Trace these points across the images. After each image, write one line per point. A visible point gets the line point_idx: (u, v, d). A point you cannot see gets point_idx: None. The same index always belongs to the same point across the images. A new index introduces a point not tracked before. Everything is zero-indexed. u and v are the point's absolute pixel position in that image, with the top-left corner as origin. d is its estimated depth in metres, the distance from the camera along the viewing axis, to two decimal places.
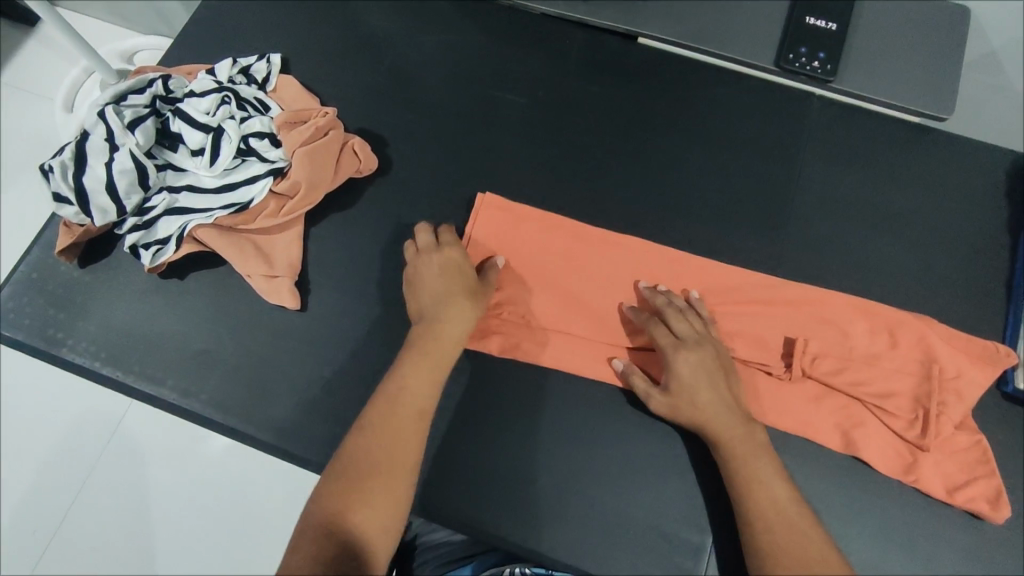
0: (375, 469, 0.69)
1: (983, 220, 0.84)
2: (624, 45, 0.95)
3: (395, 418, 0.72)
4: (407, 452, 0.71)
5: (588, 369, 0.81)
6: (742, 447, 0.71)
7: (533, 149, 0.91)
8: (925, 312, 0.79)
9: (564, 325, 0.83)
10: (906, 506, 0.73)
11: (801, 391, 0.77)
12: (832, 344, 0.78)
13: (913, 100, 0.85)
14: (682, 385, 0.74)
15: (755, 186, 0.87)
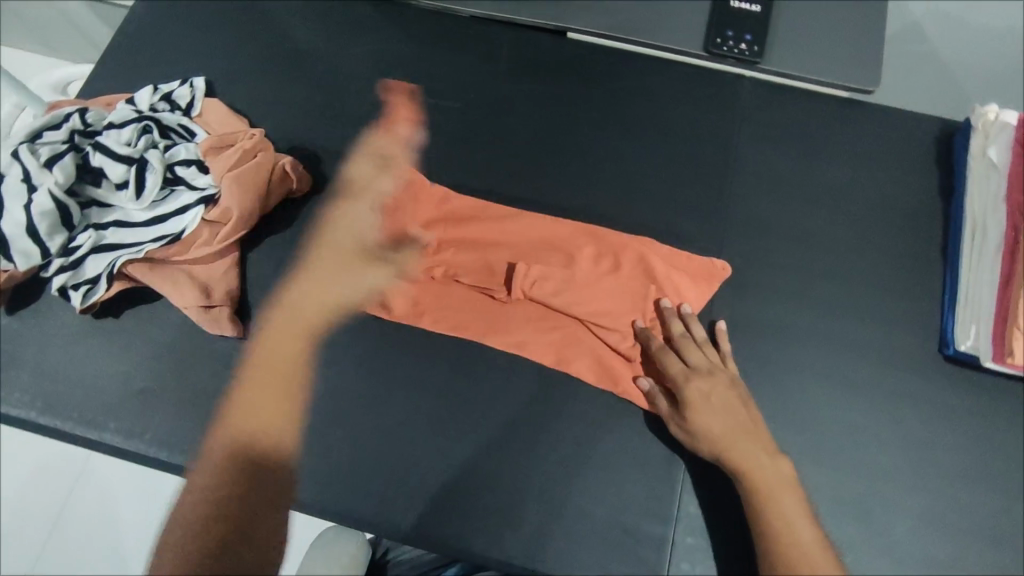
0: (233, 452, 0.67)
1: (917, 187, 0.81)
2: (551, 40, 0.87)
3: (246, 408, 0.70)
4: (260, 431, 0.68)
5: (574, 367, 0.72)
6: (770, 479, 0.63)
7: (464, 151, 0.82)
8: (865, 284, 0.77)
9: (542, 329, 0.74)
10: (902, 490, 0.70)
11: (523, 315, 0.75)
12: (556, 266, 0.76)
13: (840, 78, 0.83)
14: (704, 413, 0.66)
15: (695, 170, 0.81)
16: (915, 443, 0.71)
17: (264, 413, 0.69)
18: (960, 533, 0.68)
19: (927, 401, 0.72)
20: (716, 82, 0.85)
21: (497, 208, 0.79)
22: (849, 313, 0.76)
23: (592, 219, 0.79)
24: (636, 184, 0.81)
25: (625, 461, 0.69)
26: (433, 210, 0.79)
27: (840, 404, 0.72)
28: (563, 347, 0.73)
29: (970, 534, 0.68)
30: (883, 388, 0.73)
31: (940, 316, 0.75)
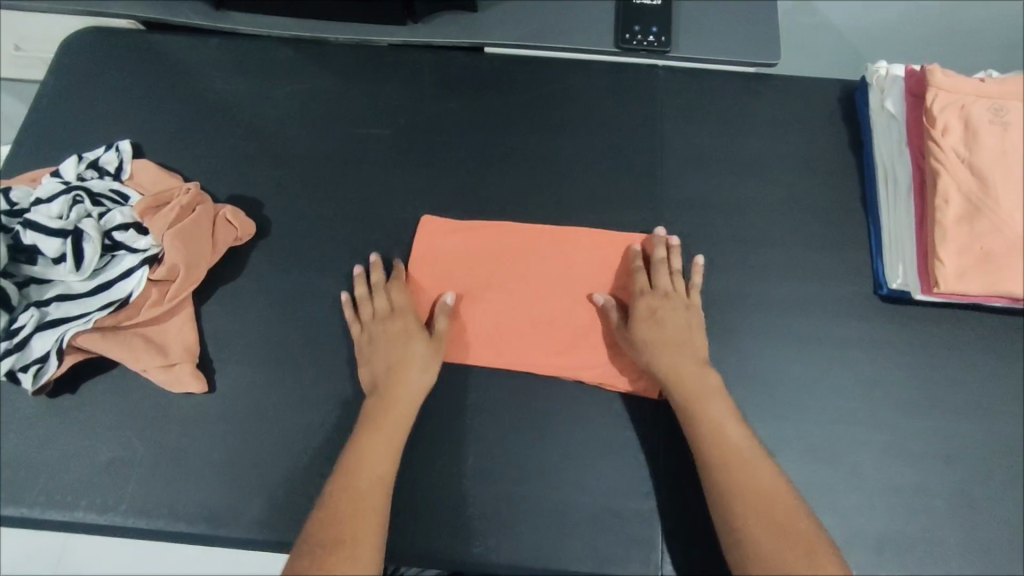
0: (334, 544, 0.60)
1: (829, 145, 0.87)
2: (470, 56, 0.91)
3: (373, 456, 0.66)
4: (372, 514, 0.63)
5: (555, 358, 0.75)
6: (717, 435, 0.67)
7: (402, 173, 0.84)
8: (797, 242, 0.82)
9: (538, 331, 0.76)
10: (860, 428, 0.74)
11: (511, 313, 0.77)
12: (564, 270, 0.79)
13: (743, 55, 0.89)
14: (651, 330, 0.72)
15: (624, 160, 0.85)
16: (866, 383, 0.76)
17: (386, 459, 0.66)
18: (919, 457, 0.73)
19: (871, 342, 0.77)
20: (631, 75, 0.89)
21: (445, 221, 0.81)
22: (788, 271, 0.80)
23: (536, 221, 0.82)
24: (572, 182, 0.84)
25: (598, 444, 0.72)
26: (380, 237, 0.81)
27: (793, 357, 0.77)
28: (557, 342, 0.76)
29: (929, 457, 0.73)
30: (829, 335, 0.78)
31: (871, 261, 0.81)
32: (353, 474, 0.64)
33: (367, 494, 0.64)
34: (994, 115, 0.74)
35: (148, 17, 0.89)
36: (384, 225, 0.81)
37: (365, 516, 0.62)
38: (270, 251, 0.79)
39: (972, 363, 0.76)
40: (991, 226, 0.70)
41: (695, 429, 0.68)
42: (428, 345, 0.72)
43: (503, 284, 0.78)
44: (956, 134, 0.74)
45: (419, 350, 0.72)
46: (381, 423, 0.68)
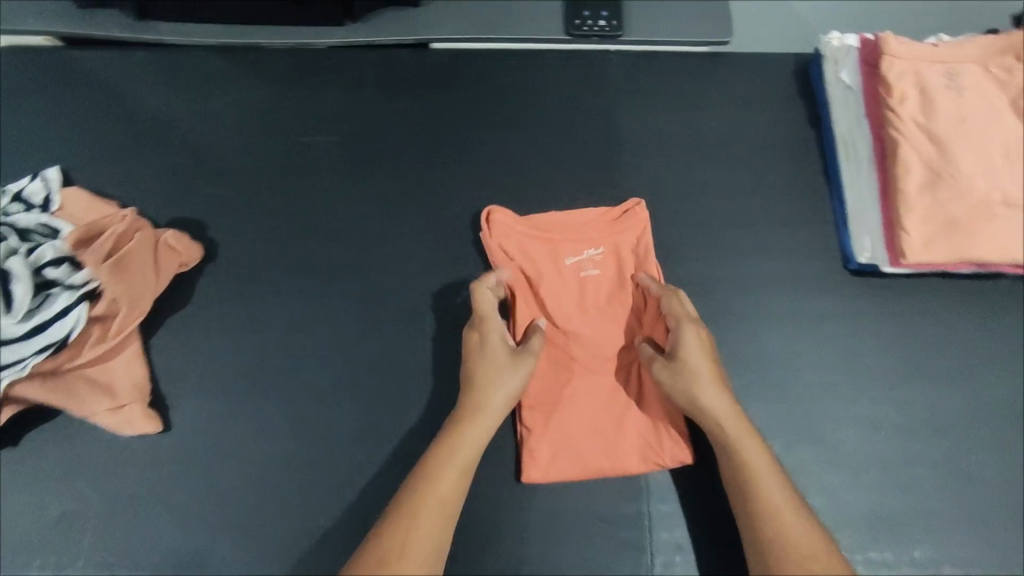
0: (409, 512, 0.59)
1: (787, 120, 0.86)
2: (416, 54, 0.87)
3: (451, 454, 0.62)
4: (447, 491, 0.61)
5: (595, 423, 0.70)
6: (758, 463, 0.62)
7: (351, 183, 0.80)
8: (762, 222, 0.81)
9: (564, 404, 0.71)
10: (840, 408, 0.73)
11: (558, 364, 0.73)
12: (607, 327, 0.74)
13: (697, 35, 0.87)
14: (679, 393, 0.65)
15: (583, 154, 0.84)
16: (841, 359, 0.75)
17: (464, 462, 0.63)
18: (899, 430, 0.73)
19: (845, 319, 0.76)
20: (584, 63, 0.87)
21: (404, 229, 0.78)
22: (756, 253, 0.79)
23: (596, 260, 0.76)
24: (532, 178, 0.82)
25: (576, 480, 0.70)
26: (335, 251, 0.77)
27: (767, 341, 0.76)
28: (575, 419, 0.70)
29: (910, 431, 0.73)
30: (801, 313, 0.77)
31: (838, 236, 0.80)
32: (434, 457, 0.62)
33: (446, 466, 0.62)
34: (949, 80, 0.73)
35: (63, 32, 0.82)
36: (338, 237, 0.77)
37: (439, 492, 0.60)
38: (219, 276, 0.75)
39: (945, 331, 0.76)
40: (953, 193, 0.70)
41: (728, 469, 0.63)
42: (511, 356, 0.67)
43: (560, 334, 0.74)
44: (912, 102, 0.73)
45: (500, 366, 0.67)
46: (469, 419, 0.64)
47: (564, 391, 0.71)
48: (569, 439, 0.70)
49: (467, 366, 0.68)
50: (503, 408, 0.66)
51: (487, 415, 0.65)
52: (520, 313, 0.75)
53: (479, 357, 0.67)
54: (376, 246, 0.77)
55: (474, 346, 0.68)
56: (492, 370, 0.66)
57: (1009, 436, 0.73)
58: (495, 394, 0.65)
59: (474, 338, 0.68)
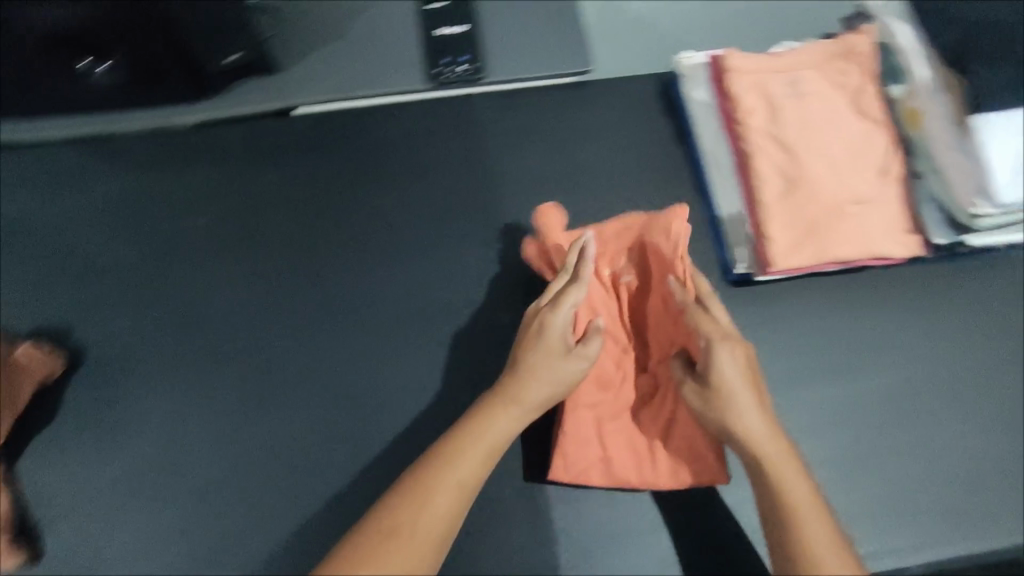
0: (422, 488, 0.58)
1: (654, 139, 0.86)
2: (280, 122, 0.87)
3: (482, 437, 0.62)
4: (466, 478, 0.60)
5: (635, 437, 0.72)
6: (796, 501, 0.56)
7: (224, 265, 0.80)
8: None
9: (604, 418, 0.72)
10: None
11: (608, 374, 0.73)
12: (659, 338, 0.73)
13: (556, 68, 0.88)
14: (712, 414, 0.62)
15: (456, 203, 0.83)
16: None
17: (489, 448, 0.62)
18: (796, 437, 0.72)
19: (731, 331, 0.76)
20: (450, 109, 0.87)
21: (281, 307, 0.78)
22: None
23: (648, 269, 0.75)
24: (406, 237, 0.82)
25: (604, 487, 0.72)
26: (210, 341, 0.77)
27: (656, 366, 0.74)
28: (611, 429, 0.72)
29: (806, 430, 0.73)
30: None
31: (715, 249, 0.79)
32: (467, 431, 0.62)
33: (473, 450, 0.61)
34: (791, 89, 0.75)
35: None
36: (218, 323, 0.78)
37: (459, 475, 0.59)
38: (95, 379, 0.75)
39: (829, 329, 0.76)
40: (808, 195, 0.72)
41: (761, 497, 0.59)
42: (560, 356, 0.67)
43: (616, 344, 0.74)
44: (759, 114, 0.75)
45: (543, 363, 0.66)
46: (509, 404, 0.64)
47: (610, 399, 0.73)
48: (602, 451, 0.71)
49: (519, 357, 0.67)
50: (541, 398, 0.65)
51: (523, 408, 0.64)
52: (604, 304, 0.75)
53: (533, 347, 0.67)
54: (255, 329, 0.78)
55: (530, 337, 0.67)
56: (539, 367, 0.66)
57: (902, 420, 0.73)
58: (535, 389, 0.65)
59: (530, 329, 0.68)
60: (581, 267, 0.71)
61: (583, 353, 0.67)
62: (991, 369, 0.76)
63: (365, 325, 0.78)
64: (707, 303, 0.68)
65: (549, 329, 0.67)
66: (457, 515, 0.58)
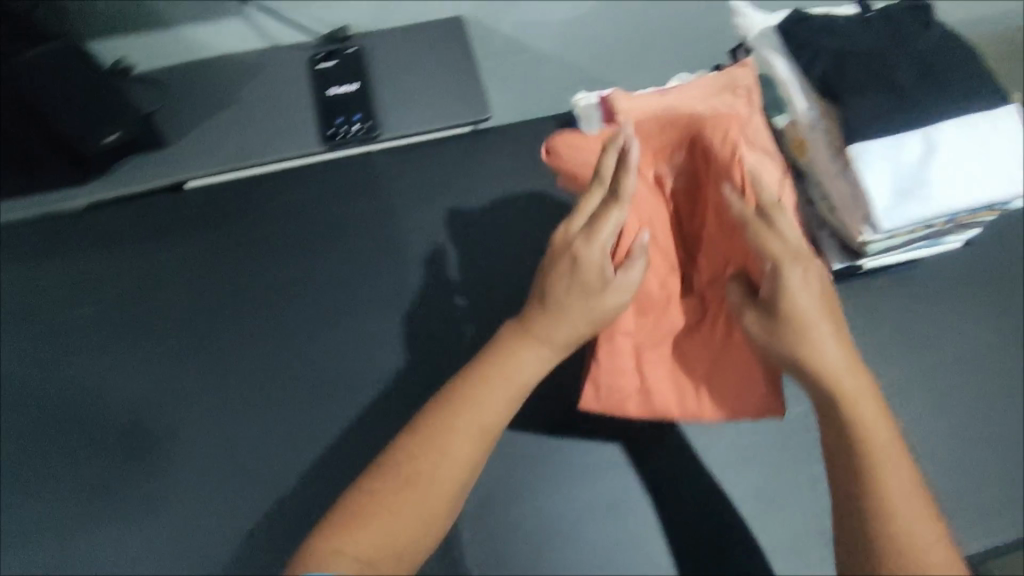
0: (432, 434, 0.58)
1: (556, 182, 0.87)
2: (174, 198, 0.87)
3: (505, 374, 0.61)
4: (484, 420, 0.59)
5: (684, 360, 0.70)
6: (883, 443, 0.52)
7: (126, 352, 0.80)
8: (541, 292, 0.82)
9: (644, 347, 0.70)
10: (639, 460, 0.77)
11: (649, 300, 0.71)
12: (719, 248, 0.70)
13: (452, 118, 0.86)
14: (782, 344, 0.57)
15: (360, 264, 0.83)
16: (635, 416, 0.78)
17: (511, 389, 0.61)
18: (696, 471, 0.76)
19: None
20: (351, 169, 0.88)
21: (185, 389, 0.78)
22: None
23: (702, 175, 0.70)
24: (311, 304, 0.82)
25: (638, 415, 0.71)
26: (116, 433, 0.77)
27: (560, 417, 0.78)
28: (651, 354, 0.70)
29: (706, 463, 0.76)
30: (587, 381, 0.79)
31: None
32: (486, 369, 0.61)
33: (493, 393, 0.60)
34: None
35: None
36: (123, 411, 0.78)
37: (480, 418, 0.59)
38: (11, 484, 0.76)
39: None
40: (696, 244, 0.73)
41: (830, 444, 0.55)
42: (595, 288, 0.62)
43: (660, 262, 0.71)
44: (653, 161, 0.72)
45: (578, 298, 0.62)
46: (534, 338, 0.62)
47: (650, 325, 0.71)
48: (639, 381, 0.69)
49: (547, 287, 0.63)
50: (571, 337, 0.62)
51: (551, 344, 0.62)
52: (654, 212, 0.71)
53: (564, 282, 0.62)
54: (158, 414, 0.77)
55: (563, 263, 0.63)
56: (569, 302, 0.62)
57: None
58: (562, 328, 0.62)
59: (563, 257, 0.63)
60: (623, 177, 0.61)
61: (624, 281, 0.62)
62: (903, 383, 0.77)
63: (272, 401, 0.77)
64: (771, 214, 0.61)
65: (585, 252, 0.61)
66: (479, 453, 0.58)
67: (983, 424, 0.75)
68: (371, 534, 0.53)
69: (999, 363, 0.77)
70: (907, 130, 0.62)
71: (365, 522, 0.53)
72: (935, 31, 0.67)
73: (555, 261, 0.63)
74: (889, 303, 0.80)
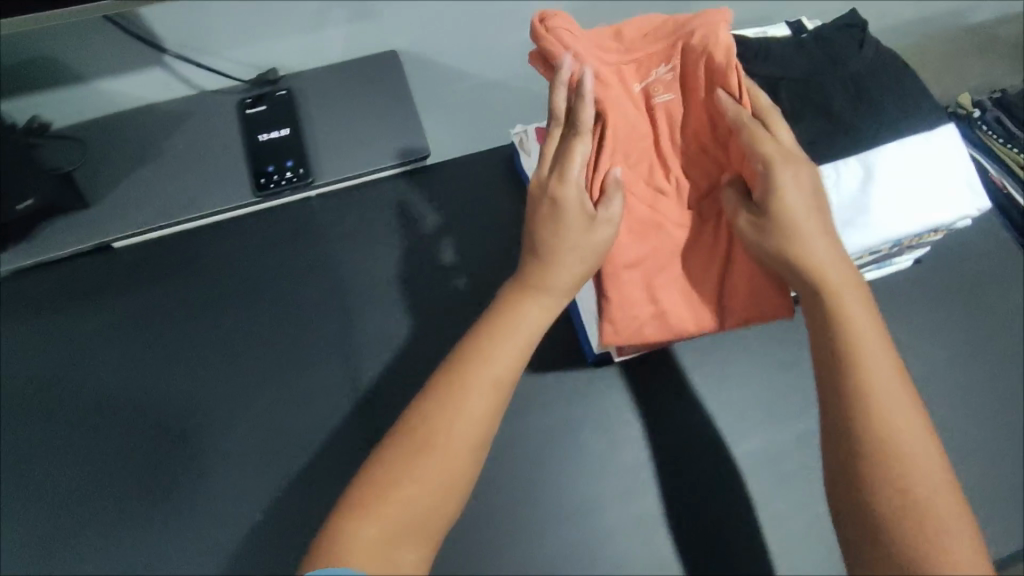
0: (450, 394, 0.58)
1: (502, 220, 0.84)
2: (98, 260, 0.81)
3: (513, 331, 0.61)
4: (496, 375, 0.59)
5: (695, 280, 0.63)
6: (875, 351, 0.54)
7: (54, 430, 0.75)
8: None
9: (652, 272, 0.62)
10: (608, 513, 0.71)
11: (636, 224, 0.63)
12: (695, 165, 0.64)
13: (389, 157, 0.83)
14: (778, 245, 0.57)
15: (301, 317, 0.79)
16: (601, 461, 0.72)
17: (517, 346, 0.61)
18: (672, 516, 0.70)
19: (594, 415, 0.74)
20: (285, 218, 0.84)
21: (117, 465, 0.73)
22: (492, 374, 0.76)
23: (659, 88, 0.63)
24: (250, 363, 0.77)
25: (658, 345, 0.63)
26: (44, 517, 0.72)
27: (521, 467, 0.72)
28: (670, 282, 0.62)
29: (684, 512, 0.70)
30: (547, 425, 0.73)
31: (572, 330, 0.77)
32: (493, 328, 0.62)
33: (504, 346, 0.61)
34: None
35: None
36: (45, 495, 0.72)
37: (485, 375, 0.59)
38: None
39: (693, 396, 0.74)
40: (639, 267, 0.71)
41: (823, 348, 0.56)
42: (586, 224, 0.61)
43: (638, 185, 0.64)
44: None
45: (574, 236, 0.61)
46: (538, 288, 0.63)
47: (649, 250, 0.62)
48: (653, 307, 0.62)
49: (535, 239, 0.64)
50: (575, 283, 0.62)
51: (555, 294, 0.63)
52: (626, 142, 0.64)
53: (557, 224, 0.62)
54: (89, 495, 0.72)
55: (546, 209, 0.63)
56: (567, 243, 0.61)
57: (787, 479, 0.71)
58: (561, 273, 0.62)
59: (544, 203, 0.63)
60: (580, 112, 0.60)
61: (613, 209, 0.60)
62: None
63: (211, 473, 0.72)
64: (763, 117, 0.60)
65: (563, 192, 0.61)
66: (491, 419, 0.58)
67: (948, 445, 0.73)
68: (407, 502, 0.54)
69: (956, 378, 0.76)
70: (843, 157, 0.62)
71: (396, 488, 0.54)
72: (868, 51, 0.65)
73: (536, 208, 0.63)
74: None
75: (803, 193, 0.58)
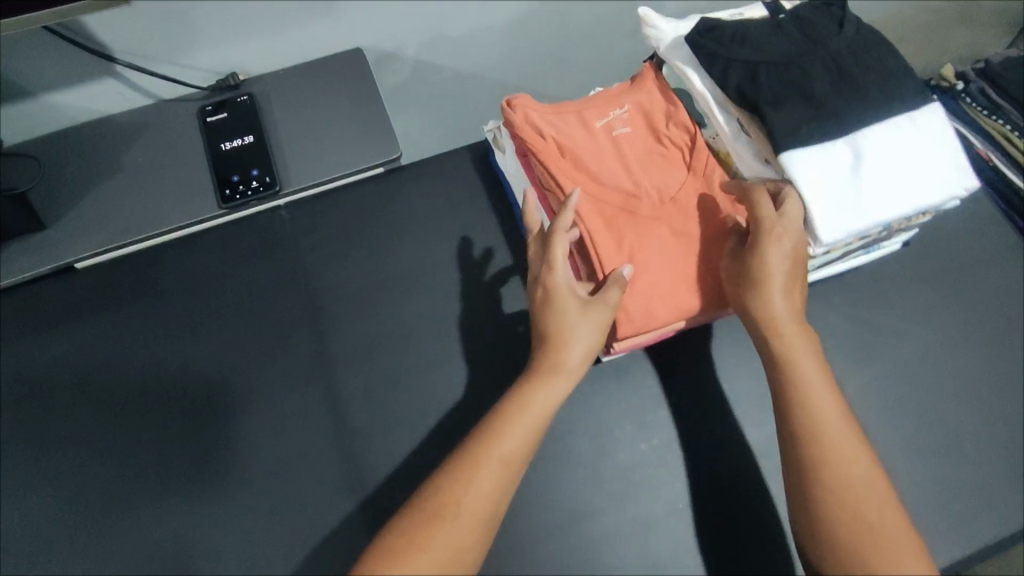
0: (463, 469, 0.60)
1: (480, 219, 0.82)
2: (62, 283, 0.78)
3: (527, 412, 0.62)
4: (506, 454, 0.61)
5: (675, 275, 0.64)
6: (829, 410, 0.60)
7: (24, 463, 0.72)
8: (475, 340, 0.75)
9: (640, 273, 0.64)
10: (599, 518, 0.69)
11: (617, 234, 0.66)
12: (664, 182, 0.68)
13: (359, 161, 0.80)
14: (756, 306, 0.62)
15: (277, 330, 0.77)
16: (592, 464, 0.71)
17: (524, 432, 0.62)
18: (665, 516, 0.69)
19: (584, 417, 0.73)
20: (255, 229, 0.81)
21: (94, 496, 0.70)
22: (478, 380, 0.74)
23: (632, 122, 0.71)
24: (227, 381, 0.74)
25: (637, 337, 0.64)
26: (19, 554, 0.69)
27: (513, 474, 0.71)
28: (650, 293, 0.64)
29: (677, 511, 0.69)
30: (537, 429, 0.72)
31: None
32: (506, 409, 0.63)
33: (515, 428, 0.62)
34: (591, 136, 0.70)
35: None
36: (15, 534, 0.69)
37: (496, 450, 0.61)
38: None
39: (681, 392, 0.74)
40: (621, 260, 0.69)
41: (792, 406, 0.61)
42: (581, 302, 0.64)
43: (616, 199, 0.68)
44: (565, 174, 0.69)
45: (572, 310, 0.64)
46: (543, 364, 0.64)
47: (632, 257, 0.65)
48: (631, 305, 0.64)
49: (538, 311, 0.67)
50: (581, 361, 0.64)
51: (566, 372, 0.64)
52: (597, 161, 0.69)
53: (553, 296, 0.65)
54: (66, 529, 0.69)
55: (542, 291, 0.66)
56: (566, 317, 0.64)
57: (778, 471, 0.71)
58: (568, 345, 0.64)
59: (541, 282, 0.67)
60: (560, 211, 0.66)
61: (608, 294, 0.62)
62: (862, 393, 0.73)
63: (192, 498, 0.70)
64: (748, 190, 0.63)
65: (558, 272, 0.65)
66: (501, 492, 0.60)
67: (942, 427, 0.72)
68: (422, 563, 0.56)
69: (949, 358, 0.75)
70: (829, 140, 0.60)
71: (416, 545, 0.57)
72: (849, 30, 0.63)
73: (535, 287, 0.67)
74: (835, 311, 0.77)
75: (785, 255, 0.61)
